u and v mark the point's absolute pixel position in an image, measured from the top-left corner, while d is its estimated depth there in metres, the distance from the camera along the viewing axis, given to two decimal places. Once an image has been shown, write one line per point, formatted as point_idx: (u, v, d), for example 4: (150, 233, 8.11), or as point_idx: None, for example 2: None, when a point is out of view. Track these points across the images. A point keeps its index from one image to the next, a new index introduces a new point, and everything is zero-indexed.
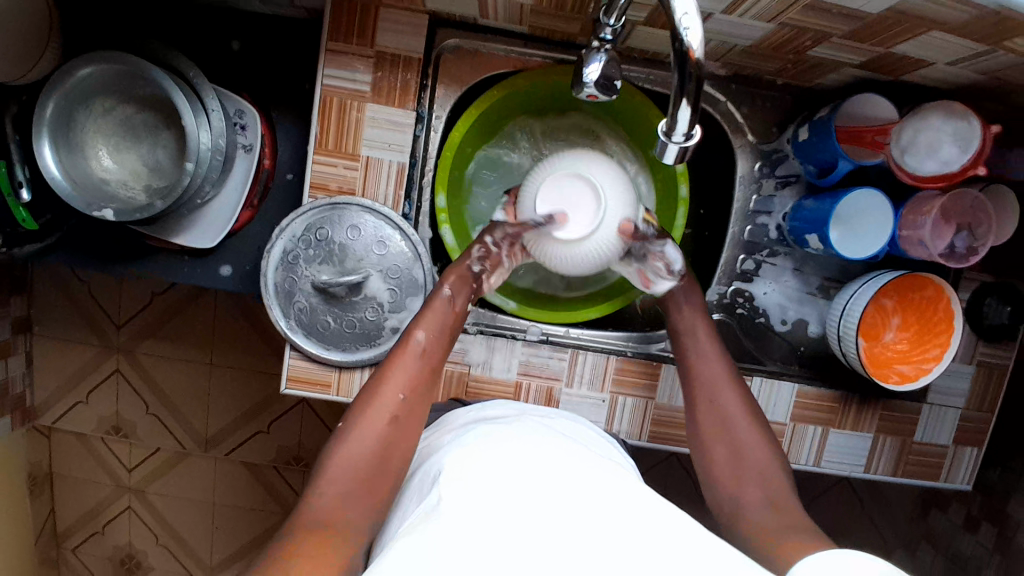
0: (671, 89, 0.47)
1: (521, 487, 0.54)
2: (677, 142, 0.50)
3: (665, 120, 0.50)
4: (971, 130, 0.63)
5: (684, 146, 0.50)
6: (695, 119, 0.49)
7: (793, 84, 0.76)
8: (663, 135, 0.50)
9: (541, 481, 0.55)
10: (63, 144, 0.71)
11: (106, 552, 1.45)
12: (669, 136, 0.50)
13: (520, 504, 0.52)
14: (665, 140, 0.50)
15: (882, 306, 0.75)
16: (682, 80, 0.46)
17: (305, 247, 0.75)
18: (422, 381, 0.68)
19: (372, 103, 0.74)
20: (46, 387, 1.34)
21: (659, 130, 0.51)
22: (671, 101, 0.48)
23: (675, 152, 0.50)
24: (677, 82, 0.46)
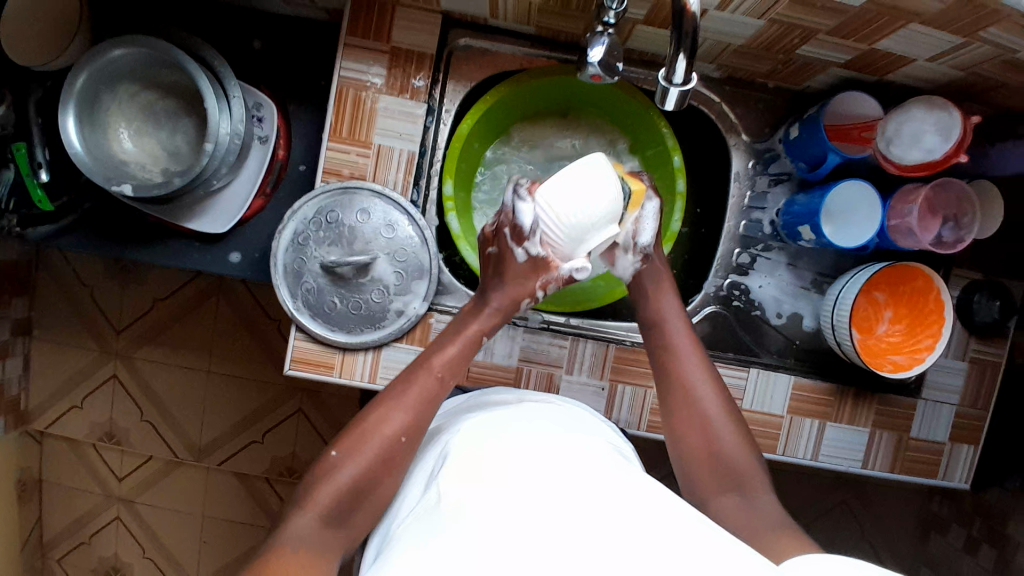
0: (670, 44, 0.53)
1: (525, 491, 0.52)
2: (677, 88, 0.55)
3: (664, 69, 0.55)
4: (952, 120, 0.68)
5: (683, 91, 0.56)
6: (691, 67, 0.54)
7: (784, 88, 0.81)
8: (663, 84, 0.56)
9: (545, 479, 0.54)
10: (88, 122, 0.75)
11: (91, 563, 1.40)
12: (670, 82, 0.55)
13: (499, 516, 0.50)
14: (666, 86, 0.55)
15: (874, 299, 0.78)
16: (681, 35, 0.51)
17: (315, 229, 0.77)
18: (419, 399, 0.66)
19: (385, 95, 0.77)
20: (40, 392, 1.32)
21: (659, 79, 0.56)
22: (670, 53, 0.53)
23: (676, 97, 0.56)
24: (677, 36, 0.52)
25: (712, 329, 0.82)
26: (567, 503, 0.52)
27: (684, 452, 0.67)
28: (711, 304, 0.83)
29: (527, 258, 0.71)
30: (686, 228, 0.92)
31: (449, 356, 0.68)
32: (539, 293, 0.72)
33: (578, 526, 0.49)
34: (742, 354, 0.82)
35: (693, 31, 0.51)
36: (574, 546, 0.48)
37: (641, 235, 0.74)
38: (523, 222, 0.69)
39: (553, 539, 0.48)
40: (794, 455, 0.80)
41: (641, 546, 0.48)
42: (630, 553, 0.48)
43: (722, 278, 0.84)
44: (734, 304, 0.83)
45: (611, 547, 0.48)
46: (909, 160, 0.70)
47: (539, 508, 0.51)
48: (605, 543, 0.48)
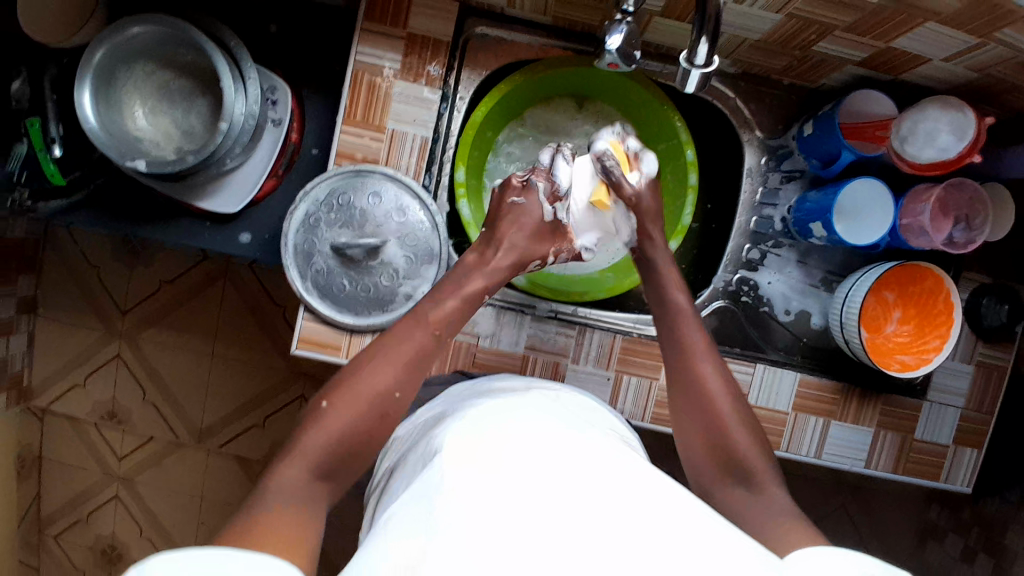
0: (693, 26, 0.53)
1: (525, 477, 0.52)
2: (699, 69, 0.55)
3: (685, 51, 0.55)
4: (967, 120, 0.67)
5: (705, 71, 0.56)
6: (713, 49, 0.54)
7: (799, 86, 0.81)
8: (686, 66, 0.56)
9: (546, 466, 0.53)
10: (103, 98, 0.75)
11: (88, 541, 1.40)
12: (692, 64, 0.55)
13: (498, 506, 0.50)
14: (688, 68, 0.55)
15: (883, 299, 0.78)
16: (704, 18, 0.51)
17: (327, 211, 0.77)
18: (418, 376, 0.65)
19: (399, 80, 0.77)
20: (45, 369, 1.33)
21: (682, 60, 0.56)
22: (693, 36, 0.53)
23: (698, 77, 0.56)
24: (699, 17, 0.52)
25: (719, 323, 0.82)
26: (571, 504, 0.50)
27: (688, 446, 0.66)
28: (719, 299, 0.83)
29: (552, 216, 0.77)
30: (695, 223, 0.92)
31: (446, 312, 0.68)
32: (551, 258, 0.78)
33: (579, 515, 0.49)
34: (749, 350, 0.82)
35: (716, 16, 0.51)
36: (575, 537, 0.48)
37: (620, 236, 0.79)
38: (561, 184, 0.77)
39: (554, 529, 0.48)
40: (797, 452, 0.80)
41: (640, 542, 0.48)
42: (631, 546, 0.48)
43: (732, 273, 0.84)
44: (742, 300, 0.83)
45: (612, 539, 0.48)
46: (924, 159, 0.70)
47: (543, 510, 0.50)
48: (606, 536, 0.48)
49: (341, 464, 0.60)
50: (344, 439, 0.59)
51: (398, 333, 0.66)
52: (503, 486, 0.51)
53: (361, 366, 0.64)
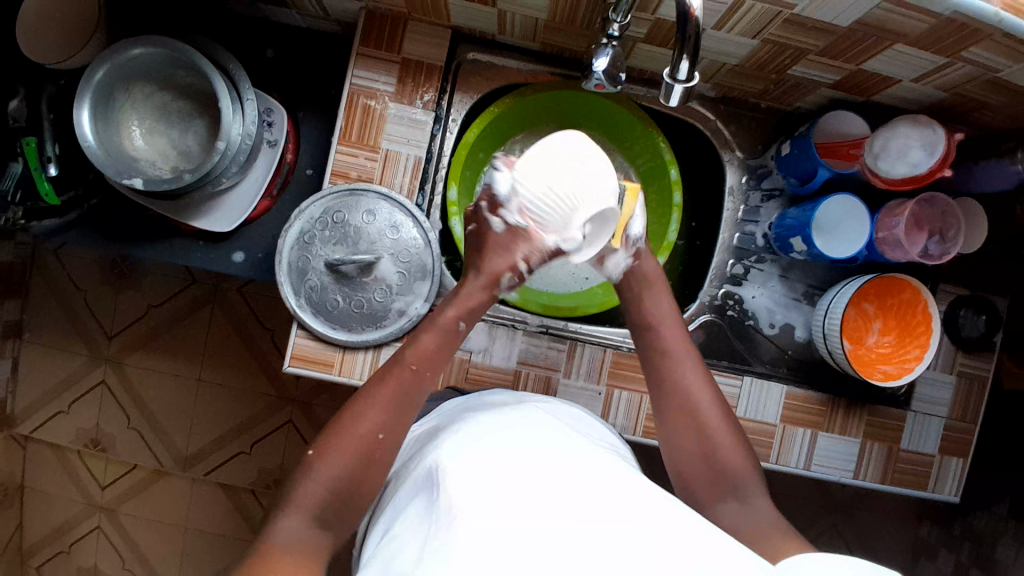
0: (674, 46, 0.56)
1: (518, 489, 0.52)
2: (681, 83, 0.58)
3: (668, 67, 0.57)
4: (937, 136, 0.71)
5: (687, 87, 0.58)
6: (695, 66, 0.57)
7: (776, 108, 0.85)
8: (669, 81, 0.58)
9: (539, 478, 0.54)
10: (102, 118, 0.76)
11: (69, 574, 1.36)
12: (674, 79, 0.58)
13: (494, 521, 0.50)
14: (671, 83, 0.58)
15: (864, 310, 0.81)
16: (684, 37, 0.54)
17: (321, 228, 0.79)
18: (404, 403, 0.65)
19: (393, 102, 0.79)
20: (28, 395, 1.31)
21: (665, 76, 0.58)
22: (675, 52, 0.56)
23: (681, 92, 0.58)
24: (679, 33, 0.54)
25: (706, 337, 0.84)
26: (565, 514, 0.51)
27: (684, 457, 0.67)
28: (705, 312, 0.85)
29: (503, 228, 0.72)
30: (681, 241, 0.95)
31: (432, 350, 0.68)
32: (518, 266, 0.72)
33: (576, 529, 0.49)
34: (736, 364, 0.84)
35: (697, 35, 0.54)
36: (580, 557, 0.48)
37: (630, 229, 0.76)
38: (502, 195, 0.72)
39: (553, 548, 0.48)
40: (786, 463, 0.81)
41: (640, 559, 0.48)
42: (625, 560, 0.48)
43: (717, 288, 0.86)
44: (729, 314, 0.85)
45: (611, 553, 0.48)
46: (897, 174, 0.74)
47: (539, 519, 0.50)
48: (601, 551, 0.48)
49: (341, 468, 0.61)
50: (342, 447, 0.61)
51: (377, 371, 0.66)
52: (499, 496, 0.52)
53: (356, 402, 0.64)
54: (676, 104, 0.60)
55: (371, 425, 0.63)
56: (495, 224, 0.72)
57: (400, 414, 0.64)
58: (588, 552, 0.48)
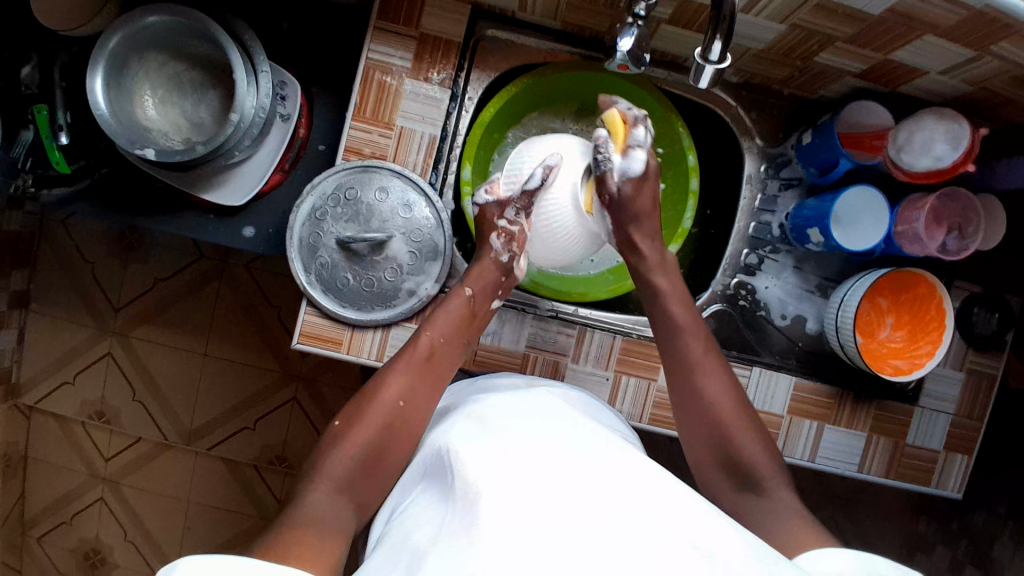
0: (708, 26, 0.55)
1: (530, 470, 0.52)
2: (712, 65, 0.57)
3: (700, 48, 0.56)
4: (961, 130, 0.70)
5: (717, 69, 0.57)
6: (727, 47, 0.56)
7: (798, 96, 0.83)
8: (699, 62, 0.57)
9: (551, 460, 0.53)
10: (114, 86, 0.75)
11: (71, 543, 1.37)
12: (705, 60, 0.56)
13: (508, 504, 0.48)
14: (702, 64, 0.57)
15: (877, 305, 0.80)
16: (719, 17, 0.53)
17: (334, 205, 0.78)
18: (420, 380, 0.70)
19: (409, 78, 0.78)
20: (33, 365, 1.31)
21: (695, 57, 0.57)
22: (708, 33, 0.55)
23: (711, 73, 0.57)
24: (715, 11, 0.53)
25: (717, 326, 0.84)
26: (577, 494, 0.50)
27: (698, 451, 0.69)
28: (717, 302, 0.85)
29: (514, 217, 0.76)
30: (695, 228, 0.94)
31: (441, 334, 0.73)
32: (501, 258, 0.77)
33: (588, 509, 0.49)
34: (746, 354, 0.83)
35: (732, 14, 0.53)
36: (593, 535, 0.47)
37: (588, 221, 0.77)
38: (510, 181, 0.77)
39: (566, 526, 0.47)
40: (792, 455, 0.81)
41: (657, 545, 0.47)
42: (636, 539, 0.47)
43: (730, 277, 0.85)
44: (740, 304, 0.85)
45: (622, 532, 0.47)
46: (919, 167, 0.73)
47: (552, 498, 0.49)
48: (613, 530, 0.47)
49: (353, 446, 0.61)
50: None
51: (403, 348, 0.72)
52: (511, 475, 0.51)
53: (378, 377, 0.69)
54: (707, 86, 0.60)
55: (394, 397, 0.68)
56: (495, 245, 0.77)
57: (418, 389, 0.70)
58: (601, 531, 0.47)
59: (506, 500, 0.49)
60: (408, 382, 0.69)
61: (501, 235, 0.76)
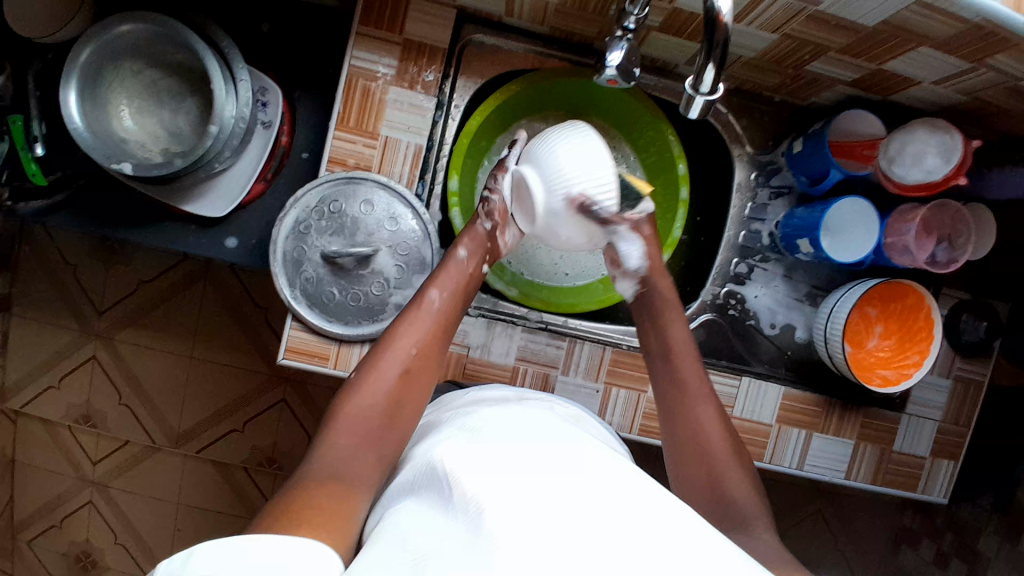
0: (700, 53, 0.53)
1: (536, 482, 0.50)
2: (704, 95, 0.56)
3: (691, 77, 0.55)
4: (953, 142, 0.70)
5: (709, 99, 0.57)
6: (719, 76, 0.55)
7: (789, 103, 0.82)
8: (691, 92, 0.57)
9: (550, 474, 0.52)
10: (88, 98, 0.73)
11: (61, 547, 1.37)
12: (697, 90, 0.56)
13: (509, 513, 0.47)
14: (693, 94, 0.56)
15: (867, 314, 0.80)
16: (711, 46, 0.51)
17: (317, 218, 0.76)
18: (431, 342, 0.70)
19: (393, 86, 0.76)
20: (17, 370, 1.30)
21: (687, 86, 0.57)
22: (700, 63, 0.54)
23: (703, 104, 0.57)
24: (706, 44, 0.52)
25: (706, 335, 0.83)
26: (579, 508, 0.49)
27: (698, 423, 0.69)
28: (706, 311, 0.84)
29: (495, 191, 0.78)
30: (685, 235, 0.93)
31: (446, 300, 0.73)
32: (482, 224, 0.77)
33: (588, 529, 0.47)
34: (735, 363, 0.83)
35: (724, 42, 0.51)
36: (593, 550, 0.46)
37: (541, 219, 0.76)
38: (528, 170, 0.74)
39: (568, 545, 0.46)
40: (780, 463, 0.82)
41: (662, 557, 0.47)
42: (633, 562, 0.46)
43: (719, 287, 0.84)
44: (730, 313, 0.84)
45: (620, 551, 0.46)
46: (911, 180, 0.72)
47: (556, 512, 0.48)
48: (611, 548, 0.46)
49: (370, 415, 0.64)
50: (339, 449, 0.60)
51: (411, 304, 0.71)
52: (516, 484, 0.50)
53: (389, 336, 0.69)
54: (697, 115, 0.59)
55: (404, 357, 0.68)
56: (478, 214, 0.78)
57: (427, 351, 0.70)
58: (604, 555, 0.46)
59: (506, 508, 0.48)
60: (415, 347, 0.69)
61: (483, 205, 0.78)
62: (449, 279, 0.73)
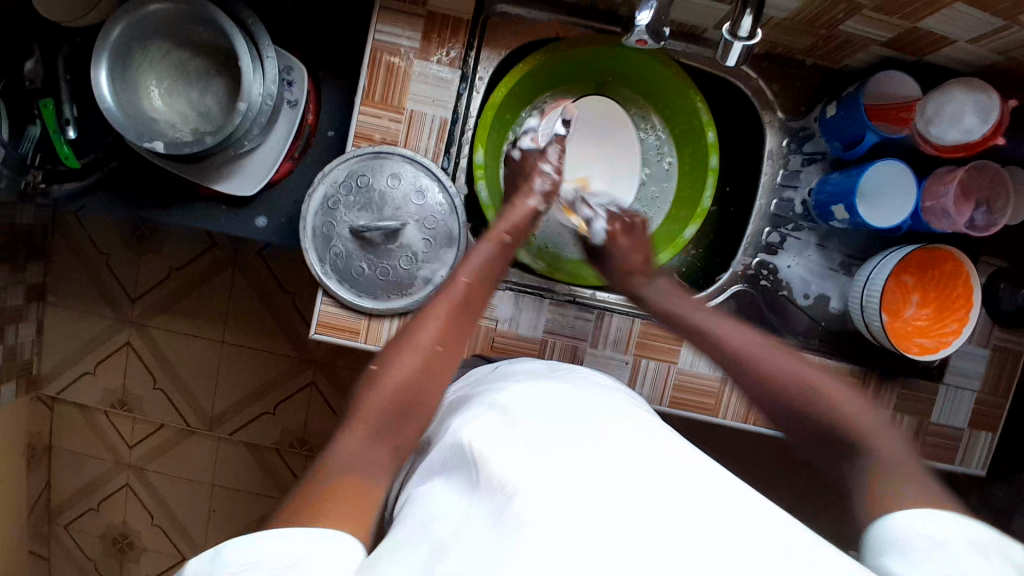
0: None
1: (589, 465, 0.48)
2: (742, 41, 0.58)
3: (729, 24, 0.58)
4: (991, 103, 0.68)
5: (747, 46, 0.59)
6: (757, 23, 0.58)
7: (821, 67, 0.81)
8: (729, 39, 0.59)
9: (591, 446, 0.50)
10: (120, 78, 0.74)
11: (99, 529, 1.40)
12: (735, 35, 0.58)
13: (549, 480, 0.46)
14: (731, 40, 0.58)
15: (903, 283, 0.77)
16: None
17: (345, 193, 0.77)
18: (458, 327, 0.64)
19: (418, 59, 0.76)
20: (53, 357, 1.32)
21: (725, 34, 0.59)
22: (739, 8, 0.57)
23: (741, 51, 0.59)
24: None
25: (737, 307, 0.82)
26: (626, 478, 0.47)
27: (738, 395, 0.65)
28: (737, 282, 0.83)
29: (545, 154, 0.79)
30: (714, 205, 0.92)
31: (476, 282, 0.67)
32: (538, 210, 0.75)
33: (638, 495, 0.45)
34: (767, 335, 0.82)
35: None
36: (648, 516, 0.44)
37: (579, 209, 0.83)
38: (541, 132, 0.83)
39: (622, 513, 0.44)
40: None
41: (709, 510, 0.45)
42: (686, 522, 0.44)
43: (751, 257, 0.83)
44: (761, 284, 0.83)
45: (675, 514, 0.45)
46: (950, 140, 0.71)
47: (604, 483, 0.46)
48: (664, 511, 0.45)
49: (390, 406, 0.56)
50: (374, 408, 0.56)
51: (440, 289, 0.66)
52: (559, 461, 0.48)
53: (418, 321, 0.63)
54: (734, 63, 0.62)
55: (431, 342, 0.62)
56: (539, 187, 0.76)
57: (456, 337, 0.64)
58: (658, 519, 0.44)
59: (541, 481, 0.46)
60: (442, 331, 0.63)
61: (546, 180, 0.77)
62: (478, 258, 0.68)
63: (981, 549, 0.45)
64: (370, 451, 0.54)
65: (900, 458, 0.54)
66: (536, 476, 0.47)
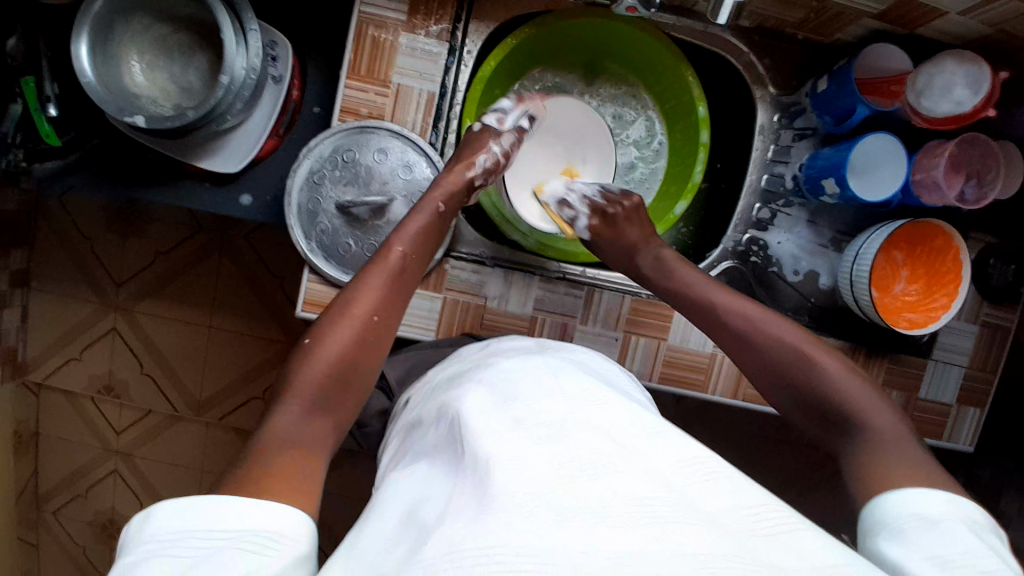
0: None
1: (567, 428, 0.48)
2: None
3: None
4: (981, 73, 0.68)
5: None
6: None
7: (812, 41, 0.80)
8: None
9: (581, 411, 0.50)
10: (99, 51, 0.72)
11: (88, 516, 1.39)
12: None
13: (537, 444, 0.46)
14: None
15: (892, 258, 0.77)
16: None
17: (331, 167, 0.76)
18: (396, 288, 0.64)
19: (405, 32, 0.75)
20: (38, 344, 1.30)
21: None
22: None
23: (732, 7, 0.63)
24: None
25: (727, 284, 0.82)
26: (614, 438, 0.47)
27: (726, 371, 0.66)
28: (727, 259, 0.82)
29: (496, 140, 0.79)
30: (704, 183, 0.92)
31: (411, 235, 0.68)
32: (476, 181, 0.75)
33: (627, 453, 0.46)
34: None
35: None
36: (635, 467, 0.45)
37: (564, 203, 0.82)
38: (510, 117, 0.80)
39: (613, 467, 0.44)
40: None
41: (694, 469, 0.46)
42: (674, 476, 0.45)
43: (741, 233, 0.83)
44: (752, 261, 0.82)
45: (661, 467, 0.45)
46: (939, 112, 0.71)
47: (592, 441, 0.46)
48: (652, 465, 0.45)
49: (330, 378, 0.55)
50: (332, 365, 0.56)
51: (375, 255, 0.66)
52: (550, 427, 0.48)
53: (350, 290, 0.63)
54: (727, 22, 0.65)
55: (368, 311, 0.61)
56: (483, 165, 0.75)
57: (390, 297, 0.63)
58: (645, 470, 0.45)
59: (531, 446, 0.46)
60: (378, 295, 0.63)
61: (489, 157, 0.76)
62: (417, 233, 0.68)
63: (977, 530, 0.44)
64: (309, 424, 0.53)
65: (913, 424, 0.53)
66: (520, 439, 0.47)
